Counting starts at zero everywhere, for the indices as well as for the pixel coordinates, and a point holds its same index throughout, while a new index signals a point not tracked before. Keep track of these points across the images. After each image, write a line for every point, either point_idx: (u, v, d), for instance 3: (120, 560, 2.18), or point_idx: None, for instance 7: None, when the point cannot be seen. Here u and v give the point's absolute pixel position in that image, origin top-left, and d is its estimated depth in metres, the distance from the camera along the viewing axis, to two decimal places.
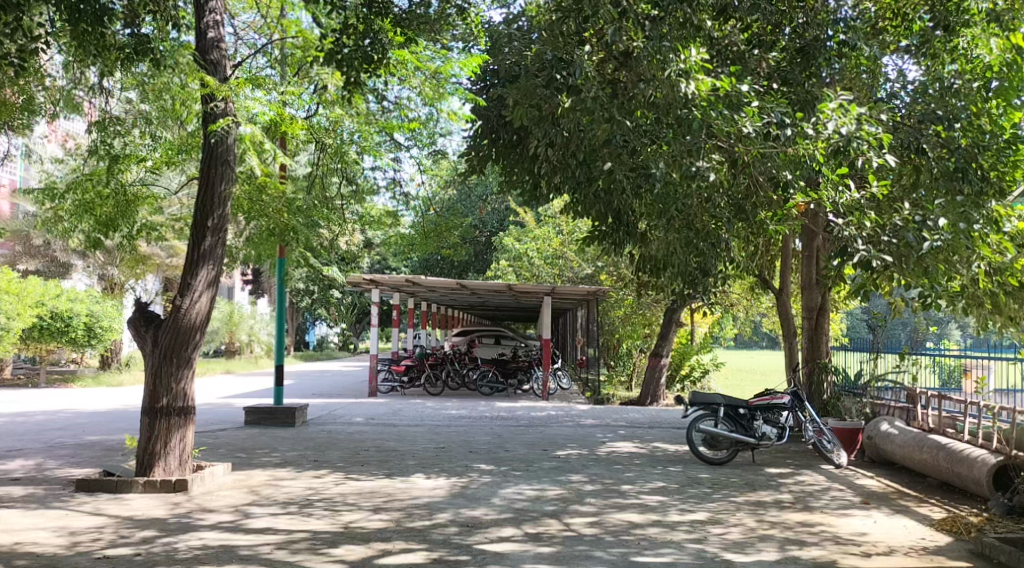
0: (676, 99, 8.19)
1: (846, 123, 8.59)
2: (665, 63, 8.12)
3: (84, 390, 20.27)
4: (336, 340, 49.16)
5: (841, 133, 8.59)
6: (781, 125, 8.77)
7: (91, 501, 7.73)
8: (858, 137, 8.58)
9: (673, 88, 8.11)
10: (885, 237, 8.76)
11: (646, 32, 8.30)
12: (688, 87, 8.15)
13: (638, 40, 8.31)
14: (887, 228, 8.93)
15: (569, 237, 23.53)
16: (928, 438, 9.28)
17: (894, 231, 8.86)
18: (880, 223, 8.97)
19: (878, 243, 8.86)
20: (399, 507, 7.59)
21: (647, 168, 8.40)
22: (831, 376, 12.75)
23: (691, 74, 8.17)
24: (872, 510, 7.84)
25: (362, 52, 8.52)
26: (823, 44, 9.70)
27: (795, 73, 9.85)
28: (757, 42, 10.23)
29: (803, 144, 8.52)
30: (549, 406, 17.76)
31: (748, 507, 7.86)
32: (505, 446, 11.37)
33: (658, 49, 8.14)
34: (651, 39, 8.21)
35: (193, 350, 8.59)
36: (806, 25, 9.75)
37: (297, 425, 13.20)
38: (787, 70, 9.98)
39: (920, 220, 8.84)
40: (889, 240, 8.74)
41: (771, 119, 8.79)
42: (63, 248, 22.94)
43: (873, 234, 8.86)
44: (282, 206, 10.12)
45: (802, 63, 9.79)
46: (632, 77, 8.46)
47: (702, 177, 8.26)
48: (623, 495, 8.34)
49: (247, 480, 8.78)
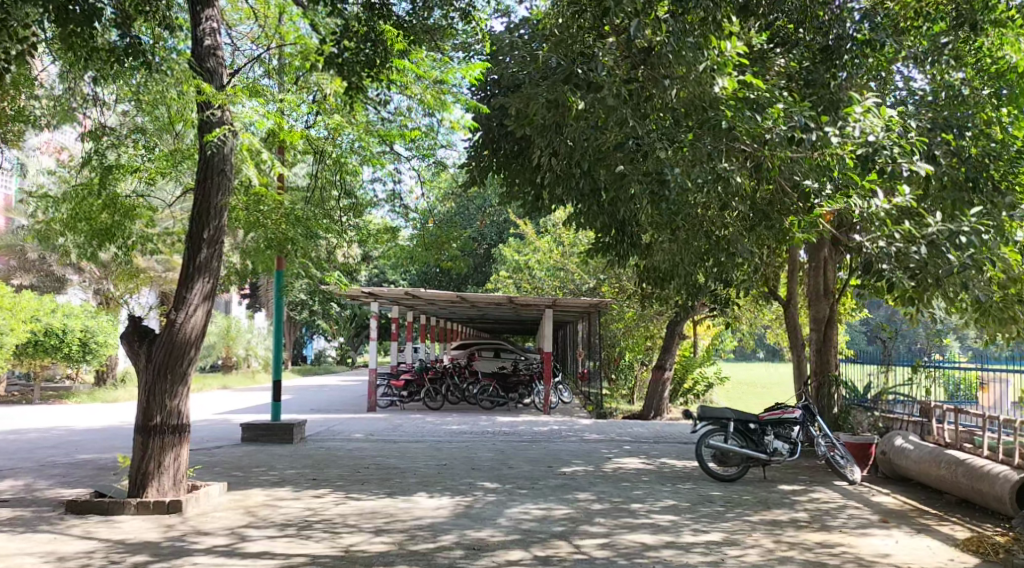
0: (701, 96, 8.01)
1: (876, 127, 8.58)
2: (692, 60, 7.57)
3: (79, 407, 19.94)
4: (335, 354, 48.82)
5: (876, 139, 8.56)
6: (805, 131, 8.34)
7: (81, 524, 7.43)
8: (891, 142, 8.53)
9: (702, 86, 7.85)
10: (915, 253, 8.38)
11: (668, 26, 7.66)
12: (720, 86, 7.90)
13: (660, 34, 7.71)
14: (921, 237, 8.49)
15: (570, 249, 23.27)
16: (945, 453, 9.01)
17: (929, 243, 8.41)
18: (909, 233, 8.65)
19: (904, 262, 8.46)
20: (401, 529, 7.30)
21: (662, 171, 8.03)
22: (842, 391, 12.38)
23: (723, 71, 7.91)
24: (892, 529, 7.57)
25: (364, 56, 8.35)
26: (845, 37, 9.39)
27: (818, 73, 9.59)
28: (780, 40, 10.03)
29: (834, 149, 8.63)
30: (552, 420, 17.49)
31: (764, 527, 7.57)
32: (509, 463, 11.08)
33: (682, 45, 7.57)
34: (672, 33, 7.58)
35: (188, 366, 8.30)
36: (834, 21, 9.39)
37: (295, 442, 12.91)
38: (810, 70, 9.71)
39: (954, 232, 8.35)
40: (920, 256, 8.34)
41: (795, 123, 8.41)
42: (58, 263, 22.66)
43: (901, 249, 8.54)
44: (281, 216, 10.29)
45: (826, 62, 9.51)
46: (653, 76, 8.01)
47: (727, 178, 8.24)
48: (633, 514, 8.06)
49: (244, 501, 8.48)
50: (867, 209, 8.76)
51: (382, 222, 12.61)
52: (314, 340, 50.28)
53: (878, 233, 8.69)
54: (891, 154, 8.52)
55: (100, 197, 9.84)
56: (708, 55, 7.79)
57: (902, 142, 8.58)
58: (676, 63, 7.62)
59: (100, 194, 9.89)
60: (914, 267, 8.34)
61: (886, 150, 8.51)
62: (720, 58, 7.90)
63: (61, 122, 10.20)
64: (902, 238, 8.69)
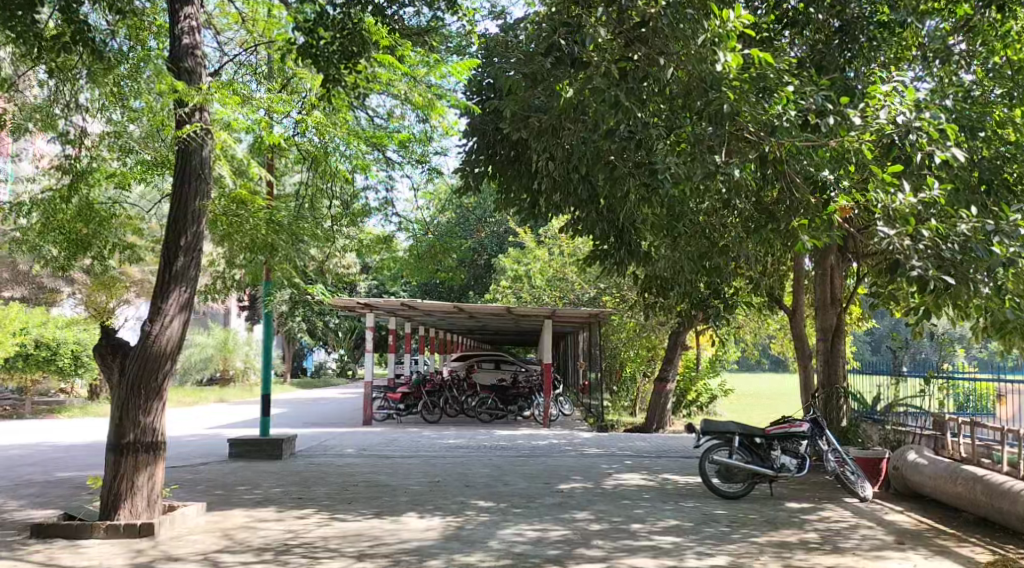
0: (702, 75, 7.01)
1: (903, 109, 7.78)
2: (689, 34, 6.84)
3: (70, 421, 19.52)
4: (335, 367, 48.13)
5: (899, 122, 7.68)
6: (821, 112, 7.66)
7: (44, 550, 6.98)
8: (918, 126, 7.63)
9: (703, 64, 6.87)
10: (945, 248, 7.49)
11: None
12: (723, 60, 6.81)
13: (656, 6, 6.97)
14: (950, 238, 7.70)
15: (570, 257, 23.04)
16: (962, 468, 8.55)
17: (958, 243, 7.65)
18: (942, 232, 7.72)
19: (937, 256, 7.51)
20: (386, 553, 6.86)
21: (658, 166, 7.37)
22: (850, 403, 11.93)
23: (726, 44, 6.83)
24: (909, 551, 7.11)
25: (342, 48, 7.81)
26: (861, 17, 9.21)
27: (833, 54, 9.26)
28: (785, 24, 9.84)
29: (848, 137, 7.74)
30: (551, 434, 16.95)
31: (773, 549, 7.13)
32: (505, 480, 10.61)
33: (680, 16, 6.84)
34: (669, 5, 6.84)
35: (163, 381, 7.86)
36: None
37: (284, 458, 12.47)
38: (822, 53, 9.44)
39: (989, 230, 7.67)
40: (951, 253, 7.48)
41: (812, 104, 7.91)
42: (49, 274, 22.26)
43: (933, 248, 7.59)
44: (261, 222, 9.27)
45: (840, 41, 9.28)
46: (648, 54, 7.17)
47: (725, 174, 7.52)
48: (633, 535, 7.59)
49: (223, 522, 8.05)
50: (890, 203, 7.74)
51: (378, 233, 12.04)
52: (313, 353, 49.81)
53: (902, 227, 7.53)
54: (918, 140, 7.63)
55: (71, 205, 9.41)
56: (709, 24, 6.93)
57: (932, 128, 7.66)
58: (673, 36, 6.93)
59: (71, 201, 9.44)
60: (945, 262, 7.48)
61: (910, 137, 7.59)
62: (722, 29, 6.90)
63: (35, 126, 9.79)
64: (931, 238, 7.60)
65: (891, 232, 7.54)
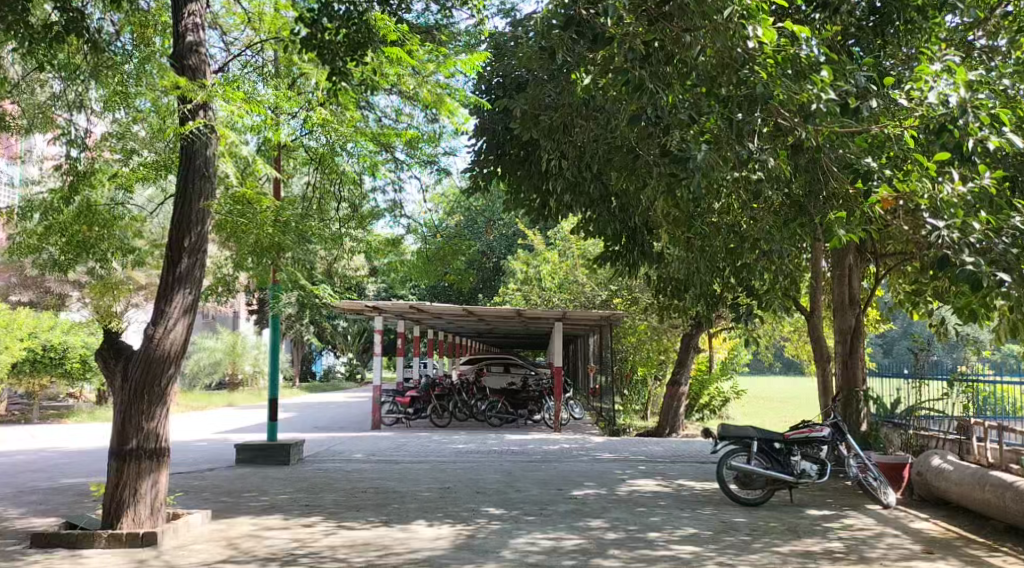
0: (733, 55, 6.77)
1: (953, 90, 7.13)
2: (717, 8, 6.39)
3: (79, 426, 19.38)
4: (341, 370, 47.82)
5: (951, 104, 7.04)
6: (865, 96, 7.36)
7: (44, 560, 6.79)
8: (973, 106, 6.99)
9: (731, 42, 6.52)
10: (1001, 244, 6.82)
11: None
12: (753, 35, 6.61)
13: None
14: (1002, 234, 7.12)
15: (580, 258, 22.84)
16: (990, 475, 8.25)
17: (1011, 237, 7.10)
18: (995, 225, 7.19)
19: (989, 250, 6.88)
20: (395, 564, 6.63)
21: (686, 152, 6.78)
22: (867, 407, 11.56)
23: (757, 17, 6.68)
24: (938, 561, 6.84)
25: (350, 40, 7.58)
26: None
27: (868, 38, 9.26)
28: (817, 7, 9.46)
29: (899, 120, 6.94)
30: (561, 438, 16.71)
31: (796, 559, 6.87)
32: (516, 486, 10.37)
33: None
34: None
35: (167, 385, 7.66)
36: None
37: (292, 464, 12.26)
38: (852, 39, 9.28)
39: None
40: (1007, 249, 6.78)
41: (850, 87, 7.44)
42: (58, 279, 22.16)
43: (982, 241, 6.93)
44: (266, 217, 8.90)
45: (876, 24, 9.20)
46: (673, 30, 6.67)
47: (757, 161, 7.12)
48: (650, 545, 7.35)
49: (228, 531, 7.84)
50: (936, 192, 7.27)
51: (385, 236, 11.84)
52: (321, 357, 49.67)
53: (953, 220, 6.96)
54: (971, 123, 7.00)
55: (72, 206, 9.22)
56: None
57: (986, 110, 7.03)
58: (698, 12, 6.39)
59: (71, 202, 9.24)
60: (998, 258, 6.81)
61: (963, 118, 6.95)
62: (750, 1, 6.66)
63: (38, 125, 9.60)
64: (983, 227, 7.03)
65: (941, 224, 6.92)
